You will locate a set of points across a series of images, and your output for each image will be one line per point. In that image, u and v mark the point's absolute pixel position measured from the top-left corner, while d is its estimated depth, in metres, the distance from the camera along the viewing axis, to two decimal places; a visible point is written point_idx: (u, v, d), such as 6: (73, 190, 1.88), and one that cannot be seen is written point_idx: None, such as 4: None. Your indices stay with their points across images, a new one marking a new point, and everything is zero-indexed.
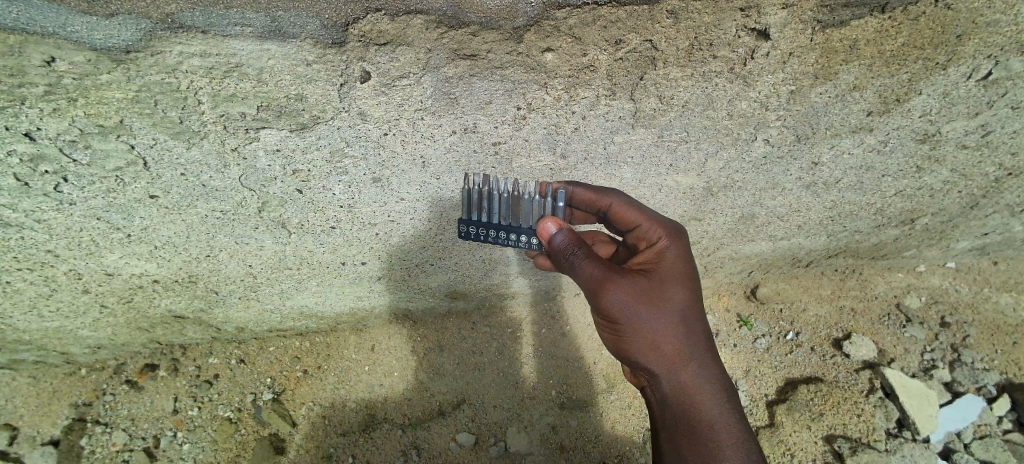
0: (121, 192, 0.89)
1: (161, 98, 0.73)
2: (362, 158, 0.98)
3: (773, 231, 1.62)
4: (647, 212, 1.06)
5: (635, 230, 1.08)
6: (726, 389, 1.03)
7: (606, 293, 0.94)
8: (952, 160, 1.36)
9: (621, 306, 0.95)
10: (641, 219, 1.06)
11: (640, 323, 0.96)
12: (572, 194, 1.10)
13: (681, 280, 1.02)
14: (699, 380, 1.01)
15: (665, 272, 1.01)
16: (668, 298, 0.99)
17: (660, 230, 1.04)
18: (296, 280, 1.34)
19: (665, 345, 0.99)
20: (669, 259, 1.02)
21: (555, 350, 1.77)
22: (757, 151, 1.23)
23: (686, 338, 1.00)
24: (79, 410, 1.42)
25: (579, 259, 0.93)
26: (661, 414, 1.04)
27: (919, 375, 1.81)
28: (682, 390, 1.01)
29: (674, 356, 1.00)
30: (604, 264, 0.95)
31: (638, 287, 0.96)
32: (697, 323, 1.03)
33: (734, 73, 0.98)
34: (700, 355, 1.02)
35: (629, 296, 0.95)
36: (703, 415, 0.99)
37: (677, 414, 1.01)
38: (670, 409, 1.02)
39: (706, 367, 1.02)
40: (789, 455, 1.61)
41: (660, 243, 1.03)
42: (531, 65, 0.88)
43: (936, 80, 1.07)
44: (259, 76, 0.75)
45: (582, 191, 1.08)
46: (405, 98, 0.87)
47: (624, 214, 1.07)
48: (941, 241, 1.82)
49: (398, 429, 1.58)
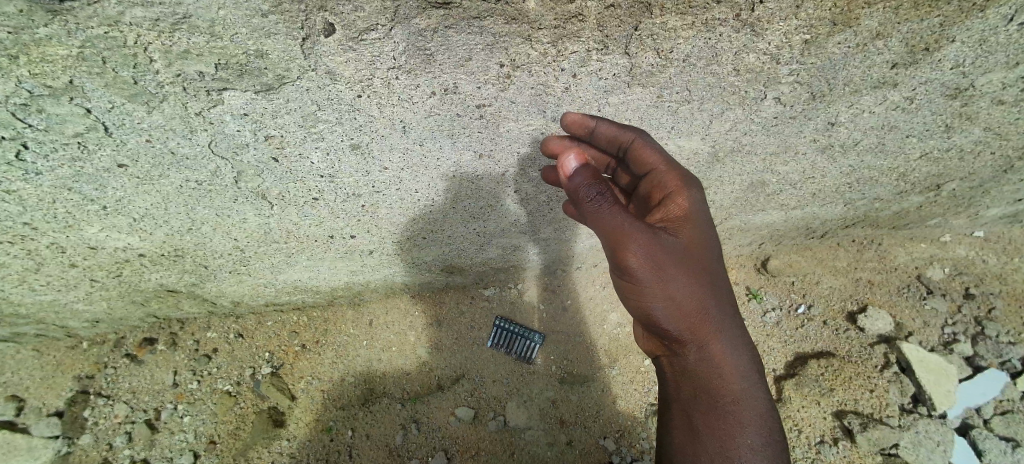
0: (88, 161, 0.86)
1: (110, 55, 0.68)
2: (338, 122, 0.92)
3: (785, 200, 1.53)
4: (664, 157, 1.02)
5: (649, 176, 1.04)
6: (751, 363, 1.00)
7: (632, 247, 0.89)
8: (986, 118, 1.24)
9: (648, 263, 0.90)
10: (658, 163, 1.02)
11: (666, 282, 0.92)
12: (594, 131, 1.05)
13: (705, 240, 0.99)
14: (725, 350, 0.98)
15: (689, 229, 0.98)
16: (695, 258, 0.96)
17: (684, 180, 1.01)
18: (286, 254, 1.32)
19: (692, 307, 0.95)
20: (695, 214, 0.99)
21: (555, 325, 1.73)
22: (767, 111, 1.14)
23: (712, 302, 0.97)
24: (82, 383, 1.45)
25: (606, 205, 0.87)
26: (678, 384, 1.02)
27: (938, 349, 1.73)
28: (705, 360, 0.97)
29: (700, 322, 0.96)
30: (633, 215, 0.89)
31: (665, 243, 0.92)
32: (722, 288, 1.01)
33: (740, 20, 0.89)
34: (728, 323, 0.99)
35: (657, 253, 0.90)
36: (727, 388, 0.97)
37: (698, 385, 0.98)
38: (690, 379, 0.99)
39: (732, 337, 0.99)
40: (796, 431, 1.56)
41: (679, 195, 0.99)
42: (512, 15, 0.79)
43: (972, 24, 0.95)
44: (211, 29, 0.68)
45: (605, 126, 1.03)
46: (376, 54, 0.80)
47: (641, 154, 1.03)
48: (969, 208, 1.71)
49: (398, 403, 1.58)
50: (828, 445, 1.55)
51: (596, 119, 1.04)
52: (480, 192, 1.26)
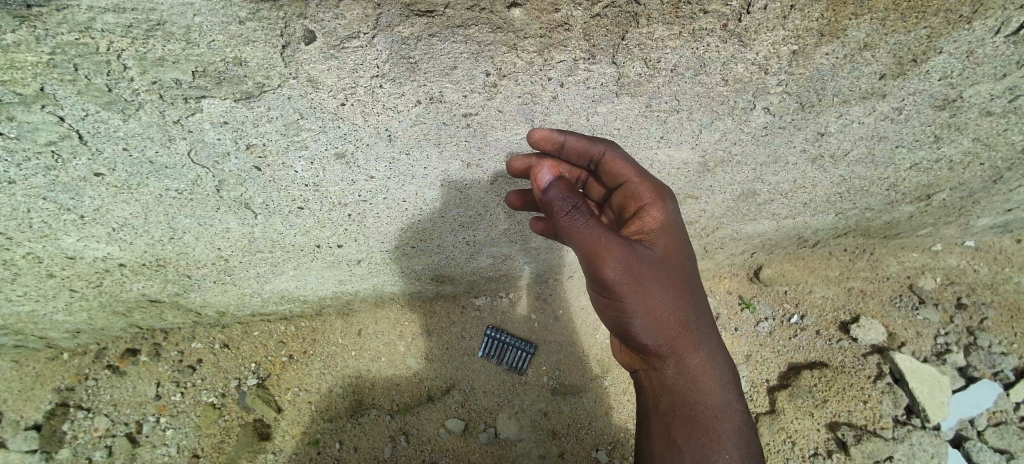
0: (63, 170, 0.85)
1: (82, 62, 0.67)
2: (321, 131, 0.91)
3: (776, 210, 1.53)
4: (637, 167, 1.02)
5: (624, 187, 1.04)
6: (728, 375, 1.01)
7: (608, 259, 0.88)
8: (975, 128, 1.24)
9: (625, 276, 0.89)
10: (631, 174, 1.02)
11: (644, 295, 0.91)
12: (564, 146, 1.02)
13: (679, 251, 1.00)
14: (702, 363, 0.98)
15: (662, 240, 0.98)
16: (670, 269, 0.96)
17: (654, 190, 1.01)
18: (272, 264, 1.30)
19: (670, 320, 0.94)
20: (668, 226, 0.99)
21: (547, 335, 1.71)
22: (756, 121, 1.13)
23: (689, 314, 0.97)
24: (62, 395, 1.41)
25: (582, 218, 0.85)
26: (657, 398, 1.01)
27: (931, 359, 1.72)
28: (684, 373, 0.97)
29: (677, 334, 0.96)
30: (608, 228, 0.88)
31: (640, 255, 0.92)
32: (699, 300, 1.01)
33: (727, 31, 0.88)
34: (704, 335, 1.00)
35: (633, 265, 0.90)
36: (705, 401, 0.96)
37: (677, 398, 0.97)
38: (669, 393, 0.98)
39: (708, 348, 1.00)
40: (790, 443, 1.55)
41: (653, 207, 1.00)
42: (497, 24, 0.79)
43: (959, 36, 0.95)
44: (187, 36, 0.67)
45: (574, 140, 1.00)
46: (358, 62, 0.79)
47: (613, 166, 1.02)
48: (960, 217, 1.71)
49: (387, 414, 1.56)
50: (822, 457, 1.52)
51: (563, 133, 1.01)
52: (469, 202, 1.25)
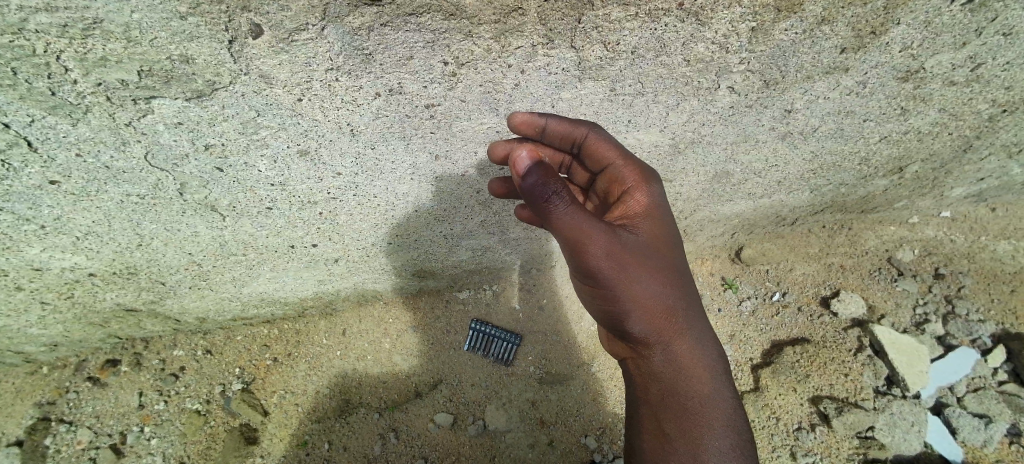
0: (15, 179, 0.84)
1: (19, 65, 0.66)
2: (281, 128, 0.90)
3: (751, 189, 1.54)
4: (620, 151, 1.03)
5: (609, 172, 1.04)
6: (716, 361, 1.01)
7: (591, 246, 0.88)
8: (939, 99, 1.25)
9: (609, 263, 0.89)
10: (615, 157, 1.02)
11: (630, 282, 0.91)
12: (547, 128, 1.03)
13: (665, 236, 1.00)
14: (689, 349, 0.99)
15: (648, 225, 0.98)
16: (656, 255, 0.96)
17: (638, 175, 1.02)
18: (247, 267, 1.29)
19: (657, 306, 0.95)
20: (652, 210, 0.99)
21: (532, 325, 1.72)
22: (721, 101, 1.14)
23: (676, 300, 0.97)
24: (42, 409, 1.40)
25: (563, 205, 0.84)
26: (646, 386, 1.01)
27: (911, 330, 1.75)
28: (671, 359, 0.98)
29: (664, 321, 0.96)
30: (591, 214, 0.88)
31: (624, 241, 0.92)
32: (686, 286, 1.01)
33: (683, 10, 0.88)
34: (692, 321, 1.00)
35: (618, 251, 0.89)
36: (693, 388, 0.97)
37: (665, 386, 0.98)
38: (658, 380, 0.99)
39: (696, 335, 1.00)
40: (774, 419, 1.57)
41: (638, 190, 1.01)
42: (449, 11, 0.78)
43: (914, 6, 0.96)
44: (127, 34, 0.66)
45: (555, 122, 1.02)
46: (310, 55, 0.78)
47: (598, 149, 1.03)
48: (934, 189, 1.73)
49: (376, 412, 1.56)
50: (806, 431, 1.55)
51: (545, 116, 1.02)
52: (442, 195, 1.24)
